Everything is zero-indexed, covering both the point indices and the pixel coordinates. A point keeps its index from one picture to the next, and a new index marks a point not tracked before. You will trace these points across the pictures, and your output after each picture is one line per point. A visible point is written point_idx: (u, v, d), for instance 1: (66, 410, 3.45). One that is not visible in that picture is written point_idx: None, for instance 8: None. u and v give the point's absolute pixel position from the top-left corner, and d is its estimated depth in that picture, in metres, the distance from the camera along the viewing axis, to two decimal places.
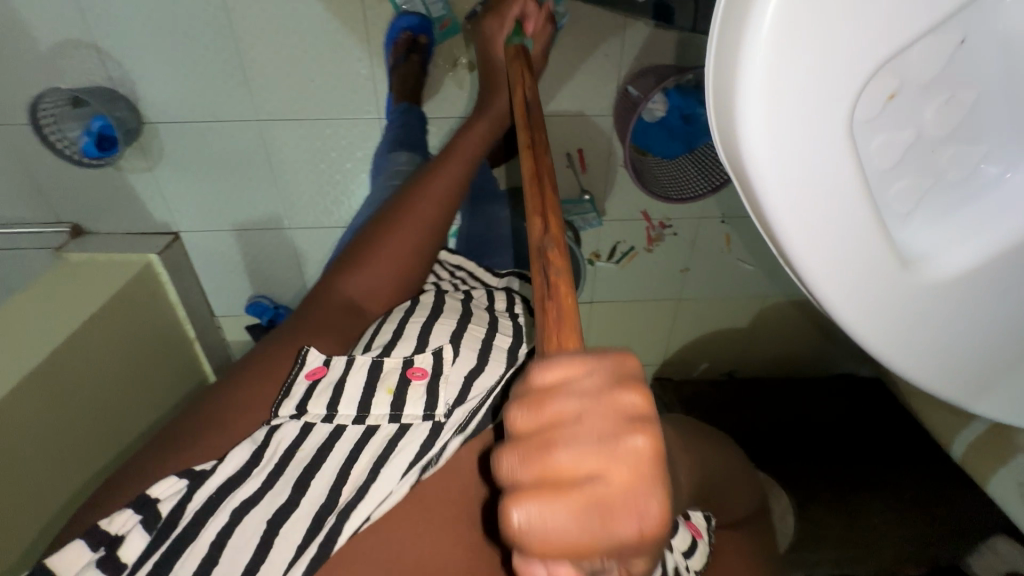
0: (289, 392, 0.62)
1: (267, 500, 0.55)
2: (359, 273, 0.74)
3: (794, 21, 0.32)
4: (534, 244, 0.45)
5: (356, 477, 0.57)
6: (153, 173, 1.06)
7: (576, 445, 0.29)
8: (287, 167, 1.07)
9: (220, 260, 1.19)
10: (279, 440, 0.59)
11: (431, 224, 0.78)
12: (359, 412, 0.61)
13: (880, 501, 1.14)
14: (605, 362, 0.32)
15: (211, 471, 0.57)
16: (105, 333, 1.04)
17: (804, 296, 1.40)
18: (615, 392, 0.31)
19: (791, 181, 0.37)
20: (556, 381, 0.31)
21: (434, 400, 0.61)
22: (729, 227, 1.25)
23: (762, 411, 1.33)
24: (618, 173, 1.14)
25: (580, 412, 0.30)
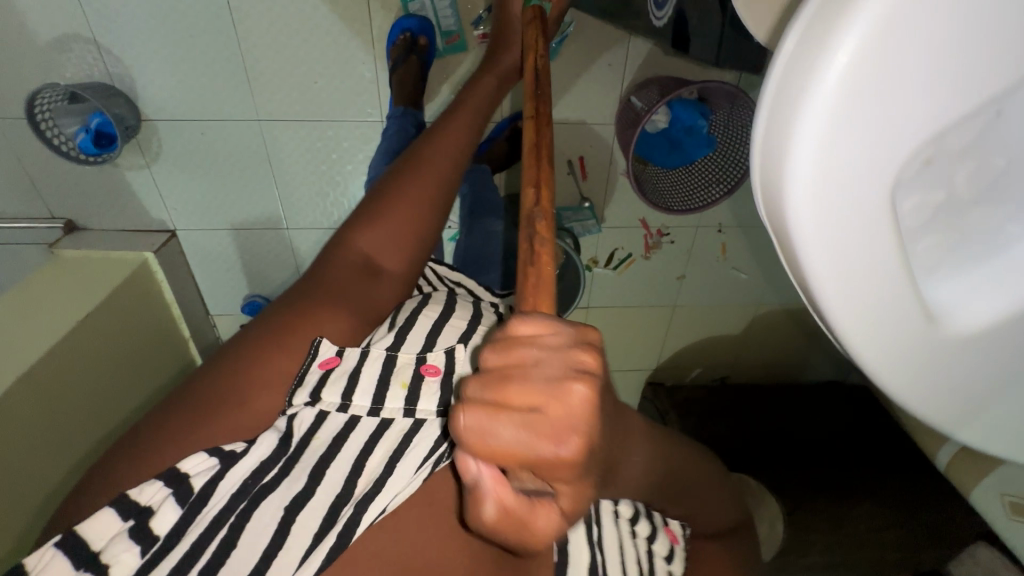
0: (300, 380, 0.56)
1: (282, 489, 0.50)
2: (375, 237, 0.68)
3: (858, 79, 0.28)
4: (524, 213, 0.46)
5: (371, 468, 0.52)
6: (151, 171, 1.04)
7: (525, 378, 0.30)
8: (287, 167, 1.07)
9: (217, 259, 1.18)
10: (299, 425, 0.54)
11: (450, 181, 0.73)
12: (374, 403, 0.56)
13: (866, 508, 1.17)
14: (570, 329, 0.34)
15: (242, 453, 0.51)
16: (105, 326, 1.03)
17: (796, 305, 1.43)
18: (575, 350, 0.32)
19: (837, 248, 0.34)
20: (525, 330, 0.33)
21: (450, 394, 0.58)
22: (725, 236, 1.27)
23: (752, 418, 1.35)
24: (619, 181, 1.15)
25: (535, 356, 0.31)
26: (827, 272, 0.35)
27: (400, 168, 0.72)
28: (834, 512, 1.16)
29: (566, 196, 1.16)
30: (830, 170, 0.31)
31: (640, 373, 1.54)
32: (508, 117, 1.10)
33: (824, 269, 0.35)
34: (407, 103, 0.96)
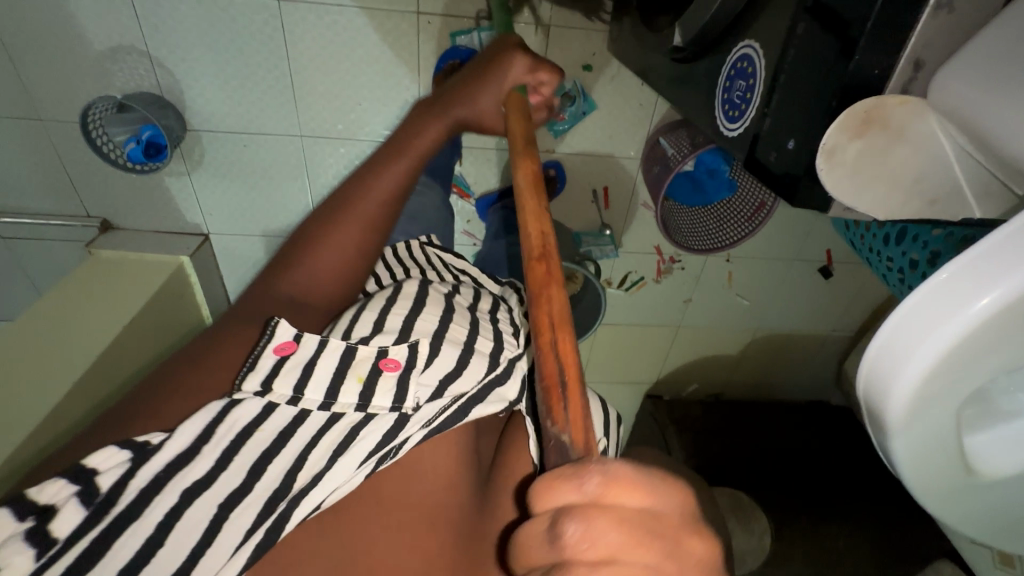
0: (253, 365, 0.56)
1: (219, 484, 0.51)
2: (296, 270, 0.69)
3: (976, 330, 0.35)
4: (546, 316, 0.45)
5: (311, 467, 0.54)
6: (191, 177, 1.07)
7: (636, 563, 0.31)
8: (323, 181, 1.11)
9: (246, 262, 1.22)
10: (240, 414, 0.54)
11: (374, 225, 0.73)
12: (326, 398, 0.57)
13: (846, 525, 1.26)
14: (668, 503, 0.33)
15: (158, 446, 0.50)
16: (146, 327, 1.06)
17: (792, 332, 1.52)
18: (680, 532, 0.33)
19: (916, 429, 0.41)
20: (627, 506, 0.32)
21: (404, 391, 0.59)
22: (732, 265, 1.34)
23: (746, 435, 1.43)
24: (639, 211, 1.21)
25: (631, 542, 0.31)
26: (904, 442, 0.42)
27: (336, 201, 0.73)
28: (818, 527, 1.25)
29: (589, 222, 1.22)
30: (929, 385, 0.38)
31: (640, 385, 1.62)
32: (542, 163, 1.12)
33: (903, 442, 0.42)
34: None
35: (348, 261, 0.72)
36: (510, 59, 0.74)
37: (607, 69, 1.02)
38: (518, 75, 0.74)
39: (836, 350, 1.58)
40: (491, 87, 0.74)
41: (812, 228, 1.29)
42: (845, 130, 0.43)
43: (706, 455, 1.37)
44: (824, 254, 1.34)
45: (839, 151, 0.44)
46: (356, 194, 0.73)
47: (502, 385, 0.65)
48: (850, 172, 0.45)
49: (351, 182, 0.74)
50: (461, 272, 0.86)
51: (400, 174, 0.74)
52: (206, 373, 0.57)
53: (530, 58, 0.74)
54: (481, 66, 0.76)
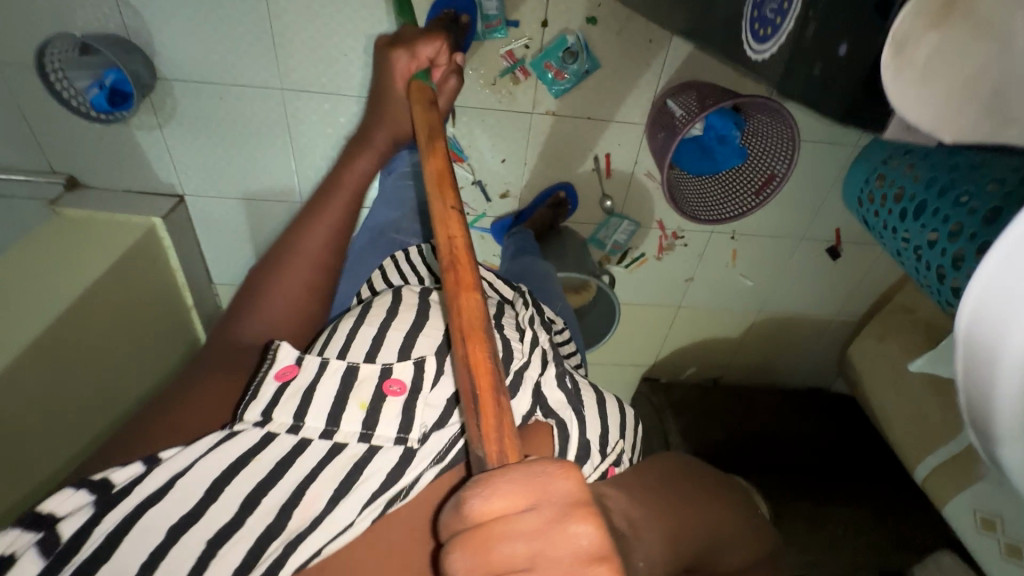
0: (255, 394, 0.57)
1: (208, 518, 0.49)
2: (253, 317, 0.69)
3: None
4: (461, 328, 0.49)
5: (310, 505, 0.51)
6: (163, 131, 1.00)
7: (518, 542, 0.35)
8: (306, 139, 1.04)
9: (225, 227, 1.15)
10: (240, 444, 0.53)
11: (320, 262, 0.73)
12: (328, 425, 0.55)
13: (847, 511, 1.22)
14: (554, 495, 0.37)
15: (129, 487, 0.49)
16: (111, 292, 0.98)
17: (795, 314, 1.46)
18: (564, 522, 0.36)
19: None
20: (504, 507, 0.36)
21: (410, 420, 0.57)
22: (737, 243, 1.28)
23: (745, 419, 1.37)
24: (641, 180, 1.15)
25: (527, 544, 0.35)
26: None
27: (280, 249, 0.74)
28: (815, 513, 1.21)
29: (589, 194, 1.17)
30: None
31: (636, 367, 1.57)
32: (551, 187, 1.16)
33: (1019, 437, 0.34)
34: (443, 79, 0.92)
35: (301, 307, 0.72)
36: (393, 66, 0.78)
37: (614, 23, 0.94)
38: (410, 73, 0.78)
39: (840, 335, 1.53)
40: (394, 98, 0.78)
41: (821, 205, 1.23)
42: (923, 13, 0.37)
43: (704, 437, 1.32)
44: (832, 233, 1.28)
45: (912, 44, 0.38)
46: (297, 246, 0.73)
47: (513, 399, 0.61)
48: (917, 79, 0.40)
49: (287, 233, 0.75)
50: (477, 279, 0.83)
51: (342, 209, 0.76)
52: (182, 416, 0.58)
53: (410, 46, 0.78)
54: (381, 80, 0.80)
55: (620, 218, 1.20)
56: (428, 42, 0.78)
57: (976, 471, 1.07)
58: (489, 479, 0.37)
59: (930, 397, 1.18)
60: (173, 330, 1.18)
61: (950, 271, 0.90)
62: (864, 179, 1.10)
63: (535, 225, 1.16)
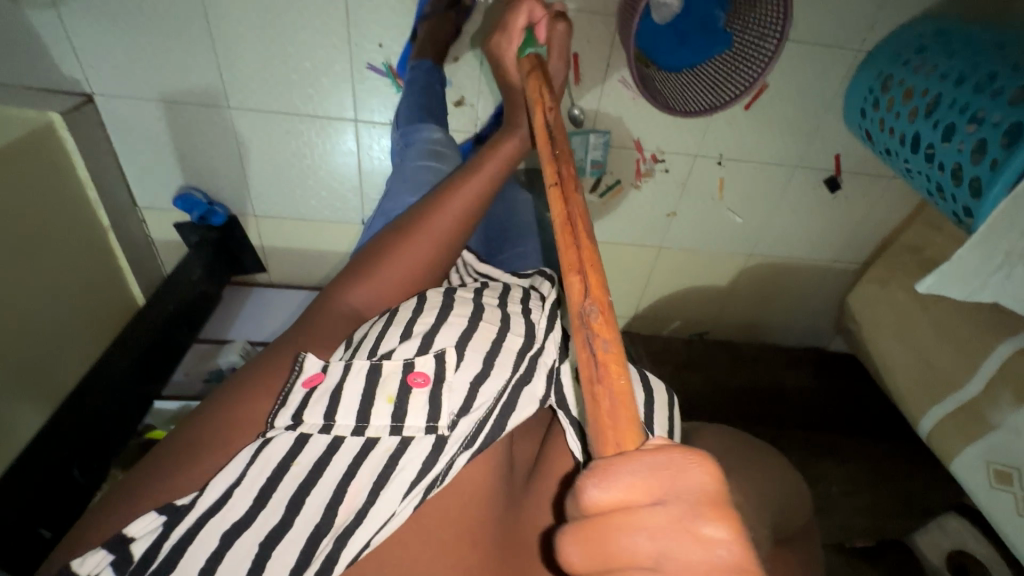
0: (283, 402, 0.51)
1: (259, 523, 0.45)
2: (365, 283, 0.61)
3: None
4: (575, 310, 0.41)
5: (354, 496, 0.47)
6: (59, 11, 0.86)
7: (642, 537, 0.29)
8: (229, 26, 0.91)
9: (146, 137, 1.02)
10: (273, 451, 0.48)
11: (445, 246, 0.66)
12: (358, 423, 0.50)
13: (838, 469, 1.12)
14: (683, 488, 0.29)
15: (192, 506, 0.45)
16: (10, 189, 0.82)
17: (787, 260, 1.33)
18: (694, 524, 0.28)
19: None
20: (621, 500, 0.29)
21: (438, 410, 0.51)
22: (724, 170, 1.14)
23: (733, 369, 1.24)
24: (613, 88, 1.01)
25: (653, 547, 0.29)
26: None
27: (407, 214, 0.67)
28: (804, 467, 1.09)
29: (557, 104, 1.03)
30: None
31: (616, 321, 1.44)
32: None
33: None
34: (434, 57, 0.93)
35: (414, 282, 0.64)
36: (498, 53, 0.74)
37: None
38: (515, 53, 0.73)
39: (835, 285, 1.39)
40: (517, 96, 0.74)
41: (819, 125, 1.09)
42: None
43: (683, 387, 1.20)
44: (831, 160, 1.14)
45: None
46: (423, 214, 0.66)
47: (529, 384, 0.56)
48: None
49: (424, 202, 0.68)
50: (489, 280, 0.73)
51: (474, 198, 0.68)
52: (218, 423, 0.49)
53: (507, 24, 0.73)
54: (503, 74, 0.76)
55: (578, 134, 1.05)
56: (519, 9, 0.72)
57: (987, 421, 0.93)
58: (604, 467, 0.30)
59: (936, 339, 1.04)
60: (99, 264, 1.02)
61: (967, 168, 0.78)
62: (871, 85, 0.97)
63: None
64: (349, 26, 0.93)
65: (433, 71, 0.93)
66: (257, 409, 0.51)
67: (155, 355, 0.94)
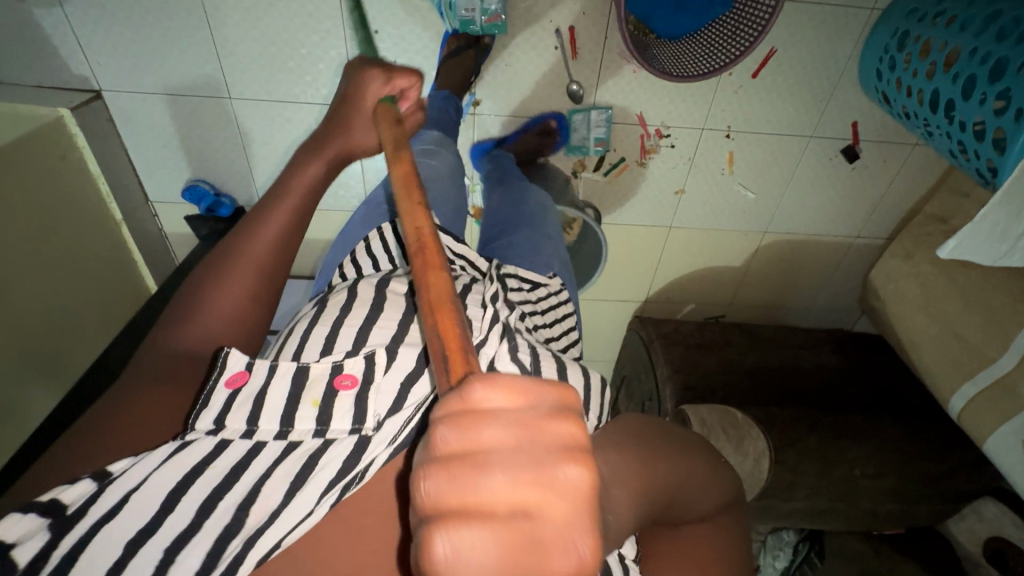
0: (205, 402, 0.52)
1: (168, 526, 0.44)
2: (190, 327, 0.57)
3: None
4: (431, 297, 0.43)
5: (268, 499, 0.46)
6: (65, 10, 0.89)
7: (505, 426, 0.30)
8: (224, 17, 0.92)
9: (153, 131, 1.04)
10: (189, 454, 0.48)
11: (269, 267, 0.61)
12: (282, 425, 0.51)
13: (866, 449, 1.01)
14: (550, 397, 0.33)
15: (84, 512, 0.43)
16: (24, 180, 0.86)
17: (806, 236, 1.27)
18: (553, 425, 0.31)
19: None
20: (491, 400, 0.31)
21: (363, 411, 0.52)
22: (733, 142, 1.10)
23: (747, 350, 1.19)
24: (612, 61, 0.99)
25: (513, 440, 0.30)
26: None
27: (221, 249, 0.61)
28: (828, 450, 1.00)
29: (553, 81, 1.01)
30: None
31: (627, 305, 1.41)
32: (541, 115, 1.06)
33: None
34: (454, 91, 0.98)
35: (242, 312, 0.59)
36: (360, 86, 0.71)
37: None
38: (377, 95, 0.71)
39: (858, 261, 1.33)
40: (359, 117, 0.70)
41: (833, 91, 1.04)
42: None
43: (695, 368, 1.14)
44: (849, 129, 1.09)
45: None
46: (237, 245, 0.61)
47: None
48: None
49: (235, 234, 0.62)
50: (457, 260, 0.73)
51: (289, 212, 0.63)
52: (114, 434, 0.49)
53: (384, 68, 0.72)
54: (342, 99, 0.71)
55: (579, 112, 1.04)
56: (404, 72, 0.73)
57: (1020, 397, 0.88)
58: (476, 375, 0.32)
59: (963, 313, 0.99)
60: (112, 256, 1.05)
61: (990, 121, 0.72)
62: (887, 42, 0.91)
63: (519, 150, 1.07)
64: (344, 10, 0.93)
65: (448, 100, 0.97)
66: (168, 423, 0.53)
67: None
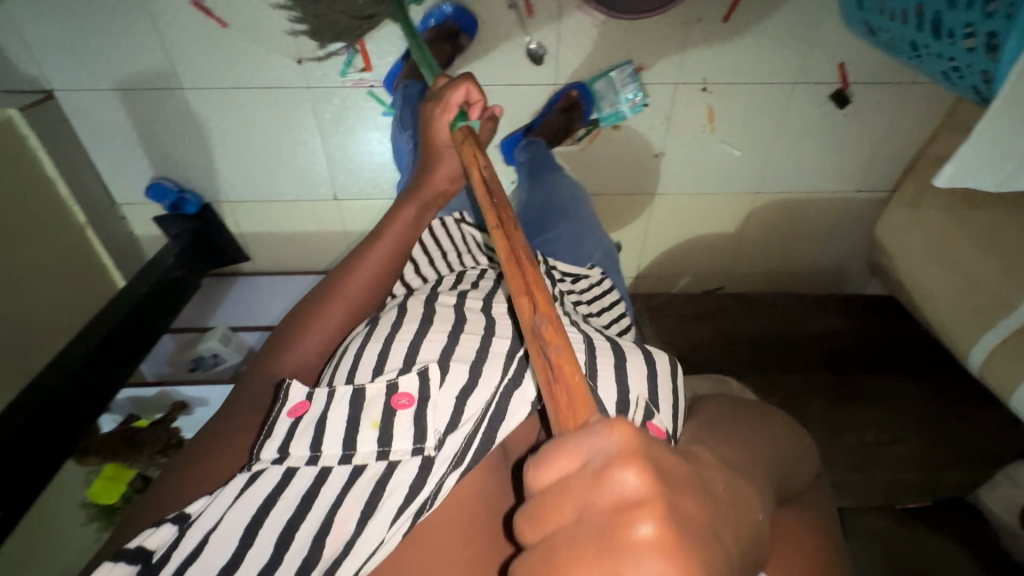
0: (268, 432, 0.49)
1: (246, 565, 0.43)
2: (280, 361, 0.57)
3: None
4: (526, 324, 0.44)
5: (342, 528, 0.45)
6: (6, 9, 0.87)
7: (568, 507, 0.33)
8: (166, 4, 0.89)
9: (111, 131, 1.02)
10: (260, 487, 0.46)
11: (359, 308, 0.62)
12: (345, 450, 0.48)
13: (876, 414, 0.95)
14: (597, 452, 0.33)
15: (167, 556, 0.43)
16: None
17: (803, 194, 1.19)
18: (607, 486, 0.32)
19: None
20: (554, 482, 0.34)
21: (423, 431, 0.49)
22: (711, 96, 1.03)
23: (745, 318, 1.11)
24: (572, 18, 0.94)
25: (576, 516, 0.33)
26: None
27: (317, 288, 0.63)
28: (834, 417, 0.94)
29: (512, 44, 0.96)
30: None
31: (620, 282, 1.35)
32: (562, 89, 1.01)
33: None
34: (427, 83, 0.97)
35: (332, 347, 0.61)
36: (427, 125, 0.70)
37: None
38: (446, 125, 0.68)
39: (863, 218, 1.24)
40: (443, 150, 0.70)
41: (815, 30, 0.96)
42: None
43: (689, 339, 1.08)
44: (836, 71, 1.01)
45: None
46: (334, 284, 0.62)
47: (519, 388, 0.52)
48: None
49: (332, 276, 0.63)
50: None
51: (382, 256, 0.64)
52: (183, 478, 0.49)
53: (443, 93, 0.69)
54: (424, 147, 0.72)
55: (600, 77, 0.99)
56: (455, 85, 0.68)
57: None
58: (537, 464, 0.35)
59: (978, 257, 0.90)
60: (74, 257, 1.04)
61: (980, 24, 0.64)
62: None
63: (547, 132, 1.02)
64: None
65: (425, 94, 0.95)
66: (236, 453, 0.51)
67: (116, 343, 0.91)
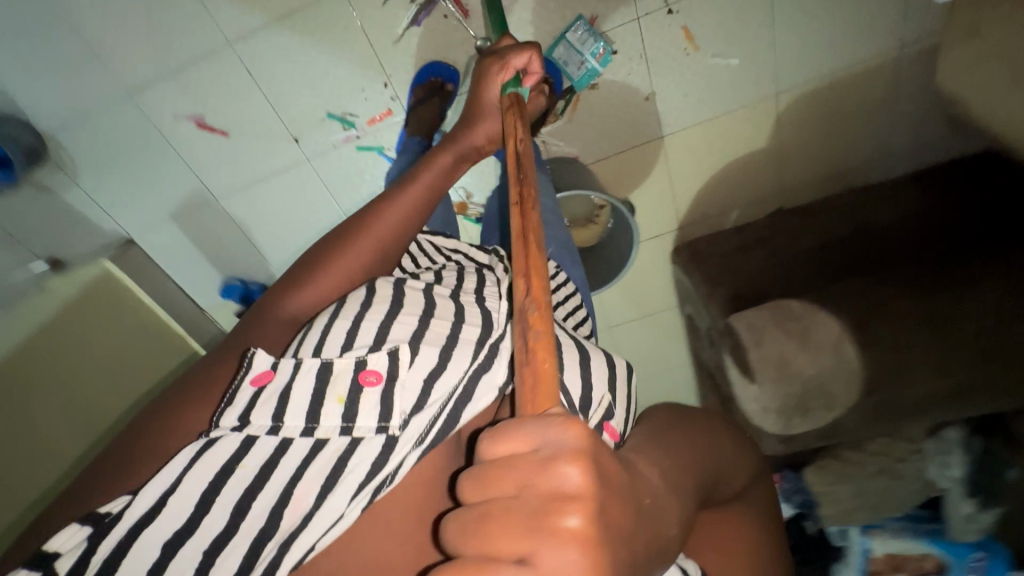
0: (232, 400, 0.50)
1: (204, 527, 0.44)
2: (302, 292, 0.60)
3: None
4: (517, 303, 0.40)
5: (301, 499, 0.45)
6: (81, 184, 1.09)
7: (508, 488, 0.29)
8: (181, 133, 1.05)
9: (175, 253, 1.21)
10: (216, 453, 0.46)
11: (380, 257, 0.64)
12: (308, 423, 0.49)
13: (981, 286, 0.76)
14: (553, 440, 0.29)
15: (117, 514, 0.43)
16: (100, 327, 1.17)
17: (834, 74, 1.04)
18: (552, 475, 0.28)
19: None
20: (501, 457, 0.30)
21: (388, 409, 0.49)
22: (680, 15, 0.95)
23: (801, 233, 0.99)
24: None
25: (513, 502, 0.29)
26: None
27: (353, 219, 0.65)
28: (931, 303, 0.78)
29: (461, 50, 0.97)
30: None
31: (664, 237, 1.26)
32: None
33: None
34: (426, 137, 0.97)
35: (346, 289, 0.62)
36: (483, 79, 0.69)
37: None
38: (499, 86, 0.68)
39: (922, 76, 1.04)
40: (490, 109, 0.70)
41: None
42: None
43: (739, 274, 0.98)
44: None
45: None
46: (360, 223, 0.64)
47: (488, 372, 0.52)
48: None
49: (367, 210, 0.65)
50: (453, 253, 0.74)
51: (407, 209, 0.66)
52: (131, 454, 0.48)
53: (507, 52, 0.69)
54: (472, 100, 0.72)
55: (557, 43, 0.97)
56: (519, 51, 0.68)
57: None
58: (490, 432, 0.31)
59: None
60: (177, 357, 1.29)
61: None
62: None
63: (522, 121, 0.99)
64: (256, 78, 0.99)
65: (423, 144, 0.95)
66: (195, 417, 0.50)
67: None
